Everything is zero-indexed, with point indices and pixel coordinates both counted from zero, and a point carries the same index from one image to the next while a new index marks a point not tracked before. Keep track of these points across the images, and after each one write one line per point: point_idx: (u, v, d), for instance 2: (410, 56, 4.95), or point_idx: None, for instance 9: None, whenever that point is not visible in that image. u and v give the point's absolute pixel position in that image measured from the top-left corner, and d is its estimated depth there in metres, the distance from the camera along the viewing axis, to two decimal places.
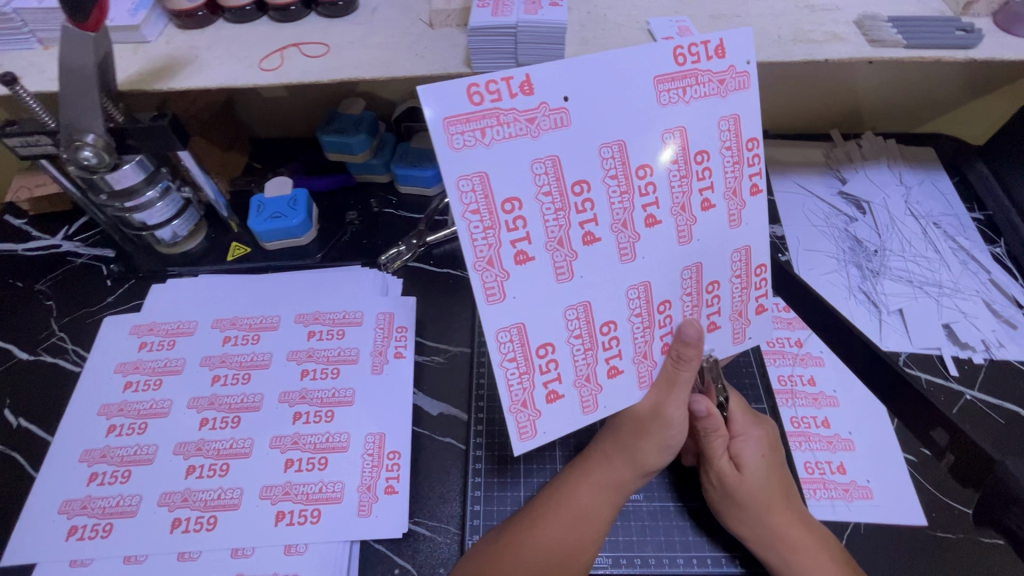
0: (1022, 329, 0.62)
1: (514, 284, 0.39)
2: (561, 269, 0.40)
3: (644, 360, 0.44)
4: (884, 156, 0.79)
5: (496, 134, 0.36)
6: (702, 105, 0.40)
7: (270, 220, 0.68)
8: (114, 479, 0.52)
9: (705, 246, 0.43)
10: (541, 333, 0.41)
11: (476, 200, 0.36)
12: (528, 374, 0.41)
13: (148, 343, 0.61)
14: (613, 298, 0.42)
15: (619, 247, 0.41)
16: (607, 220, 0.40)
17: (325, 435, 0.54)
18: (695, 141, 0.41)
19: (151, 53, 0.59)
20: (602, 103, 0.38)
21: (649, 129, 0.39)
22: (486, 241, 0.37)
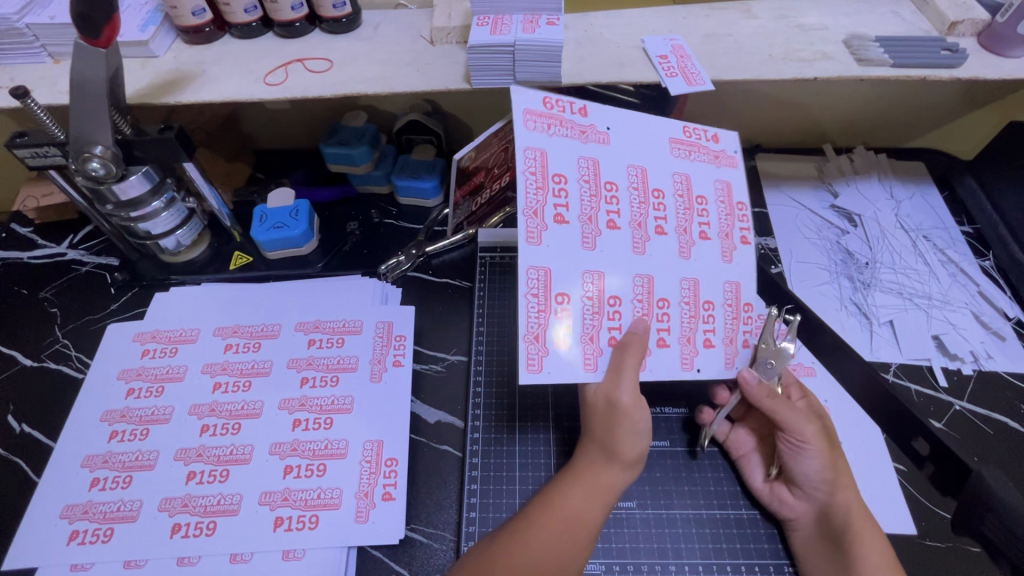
0: (1010, 341, 0.64)
1: (553, 236, 0.47)
2: (588, 241, 0.48)
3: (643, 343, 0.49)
4: (875, 171, 0.81)
5: (555, 131, 0.49)
6: (703, 168, 0.53)
7: (273, 229, 0.69)
8: (115, 484, 0.52)
9: (700, 266, 0.51)
10: (559, 279, 0.47)
11: (535, 166, 0.47)
12: (545, 314, 0.47)
13: (151, 350, 0.62)
14: (621, 277, 0.49)
15: (635, 241, 0.50)
16: (627, 217, 0.50)
17: (324, 442, 0.55)
18: (698, 188, 0.52)
19: (159, 67, 0.60)
20: (635, 141, 0.51)
21: (662, 167, 0.51)
22: (536, 199, 0.47)
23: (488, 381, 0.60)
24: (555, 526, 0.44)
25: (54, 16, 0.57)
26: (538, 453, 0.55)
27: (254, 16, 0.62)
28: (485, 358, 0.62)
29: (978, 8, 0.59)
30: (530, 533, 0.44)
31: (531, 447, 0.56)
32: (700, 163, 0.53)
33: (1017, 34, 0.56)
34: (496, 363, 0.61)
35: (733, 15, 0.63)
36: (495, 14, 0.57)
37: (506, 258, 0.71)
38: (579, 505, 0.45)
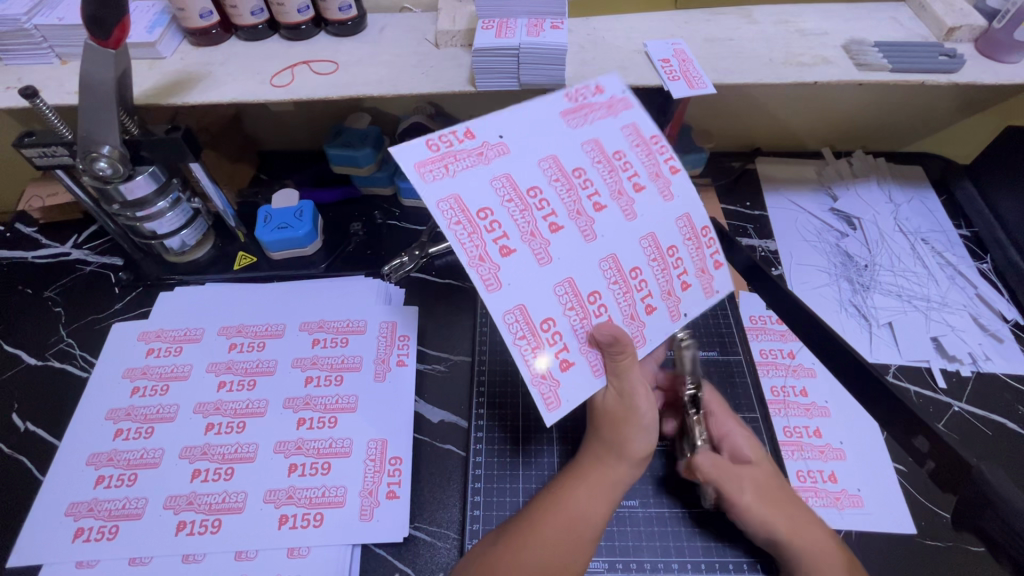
0: (1008, 343, 0.64)
1: (508, 272, 0.41)
2: (587, 232, 0.44)
3: (632, 321, 0.45)
4: (874, 174, 0.82)
5: (457, 167, 0.42)
6: (606, 121, 0.47)
7: (277, 230, 0.70)
8: (121, 482, 0.53)
9: (652, 218, 0.46)
10: (541, 309, 0.42)
11: (455, 214, 0.41)
12: (550, 344, 0.42)
13: (156, 349, 0.62)
14: (630, 248, 0.45)
15: (623, 210, 0.45)
16: (563, 211, 0.44)
17: (328, 440, 0.55)
18: (611, 143, 0.46)
19: (166, 69, 0.61)
20: (535, 128, 0.45)
21: (608, 128, 0.46)
22: (487, 242, 0.41)
23: (492, 381, 0.60)
24: (560, 524, 0.44)
25: (62, 17, 0.57)
26: (541, 452, 0.56)
27: (260, 18, 0.62)
28: (488, 358, 0.62)
29: (976, 15, 0.60)
30: (535, 530, 0.44)
31: (534, 447, 0.56)
32: (600, 120, 0.47)
33: (1014, 40, 0.57)
34: (499, 363, 0.62)
35: (734, 20, 0.63)
36: (499, 17, 0.57)
37: None
38: (584, 504, 0.45)
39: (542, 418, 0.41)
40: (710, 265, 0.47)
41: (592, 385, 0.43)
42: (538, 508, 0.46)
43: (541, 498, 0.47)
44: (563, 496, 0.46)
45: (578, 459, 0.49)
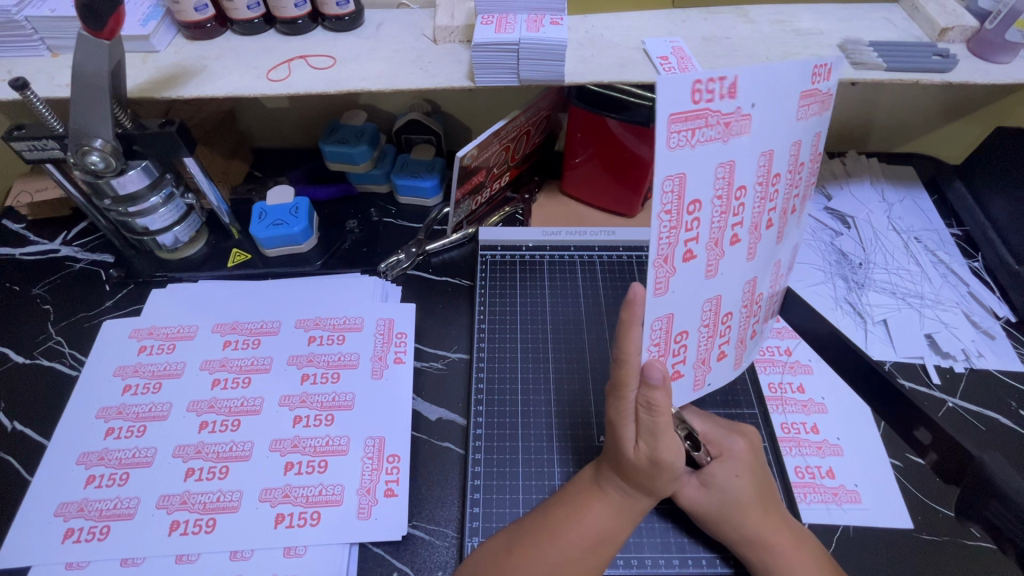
0: (1000, 339, 0.65)
1: (680, 278, 0.37)
2: (751, 250, 0.40)
3: (741, 343, 0.46)
4: (867, 174, 0.82)
5: (702, 136, 0.32)
6: (822, 119, 0.38)
7: (272, 227, 0.69)
8: (112, 482, 0.51)
9: (786, 245, 0.43)
10: (684, 321, 0.40)
11: (673, 202, 0.33)
12: (677, 353, 0.41)
13: (148, 346, 0.61)
14: (765, 270, 0.43)
15: (778, 232, 0.42)
16: (747, 222, 0.38)
17: (325, 438, 0.54)
18: (808, 151, 0.38)
19: (160, 62, 0.60)
20: (779, 111, 0.34)
21: (813, 132, 0.38)
22: (677, 244, 0.35)
23: (491, 380, 0.60)
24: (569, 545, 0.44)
25: (54, 9, 0.56)
26: (543, 449, 0.55)
27: (256, 12, 0.62)
28: (488, 357, 0.62)
29: (967, 16, 0.61)
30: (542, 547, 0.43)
31: (535, 445, 0.56)
32: (820, 119, 0.37)
33: (1006, 41, 0.58)
34: (498, 358, 0.62)
35: (730, 19, 0.64)
36: (499, 13, 0.57)
37: (507, 257, 0.71)
38: (593, 525, 0.45)
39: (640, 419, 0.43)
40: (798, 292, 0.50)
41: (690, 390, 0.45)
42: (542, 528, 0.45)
43: (558, 508, 0.46)
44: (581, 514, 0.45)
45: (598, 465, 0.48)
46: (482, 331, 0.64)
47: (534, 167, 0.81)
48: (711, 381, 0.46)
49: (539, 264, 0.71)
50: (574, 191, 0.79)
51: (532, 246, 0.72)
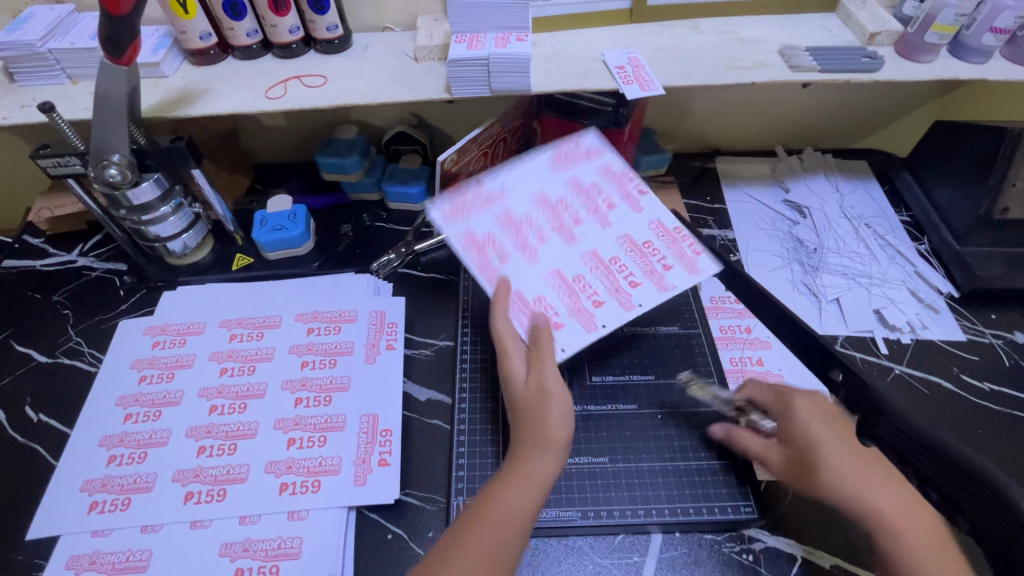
0: (943, 313, 0.71)
1: (510, 270, 0.57)
2: (569, 238, 0.59)
3: (619, 292, 0.56)
4: (821, 168, 0.89)
5: (475, 196, 0.60)
6: (592, 162, 0.64)
7: (273, 231, 0.75)
8: (131, 460, 0.57)
9: (622, 225, 0.60)
10: (532, 289, 0.56)
11: (468, 235, 0.58)
12: (583, 294, 0.56)
13: (161, 341, 0.67)
14: (608, 246, 0.59)
15: (600, 221, 0.60)
16: (551, 228, 0.60)
17: (324, 416, 0.60)
18: (588, 177, 0.63)
19: (169, 86, 0.67)
20: (523, 169, 0.62)
21: (596, 160, 0.64)
22: (500, 248, 0.58)
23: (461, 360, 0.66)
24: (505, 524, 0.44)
25: (75, 42, 0.63)
26: None
27: (255, 39, 0.69)
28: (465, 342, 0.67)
29: (893, 22, 0.68)
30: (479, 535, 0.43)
31: None
32: (586, 160, 0.64)
33: (925, 42, 0.65)
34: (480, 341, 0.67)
35: (683, 31, 0.71)
36: (471, 32, 0.64)
37: None
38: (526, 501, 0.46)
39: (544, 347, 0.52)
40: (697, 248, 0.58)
41: (625, 309, 0.55)
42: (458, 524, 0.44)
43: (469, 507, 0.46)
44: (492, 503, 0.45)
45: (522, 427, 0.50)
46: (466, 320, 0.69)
47: None
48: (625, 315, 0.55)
49: None
50: None
51: None
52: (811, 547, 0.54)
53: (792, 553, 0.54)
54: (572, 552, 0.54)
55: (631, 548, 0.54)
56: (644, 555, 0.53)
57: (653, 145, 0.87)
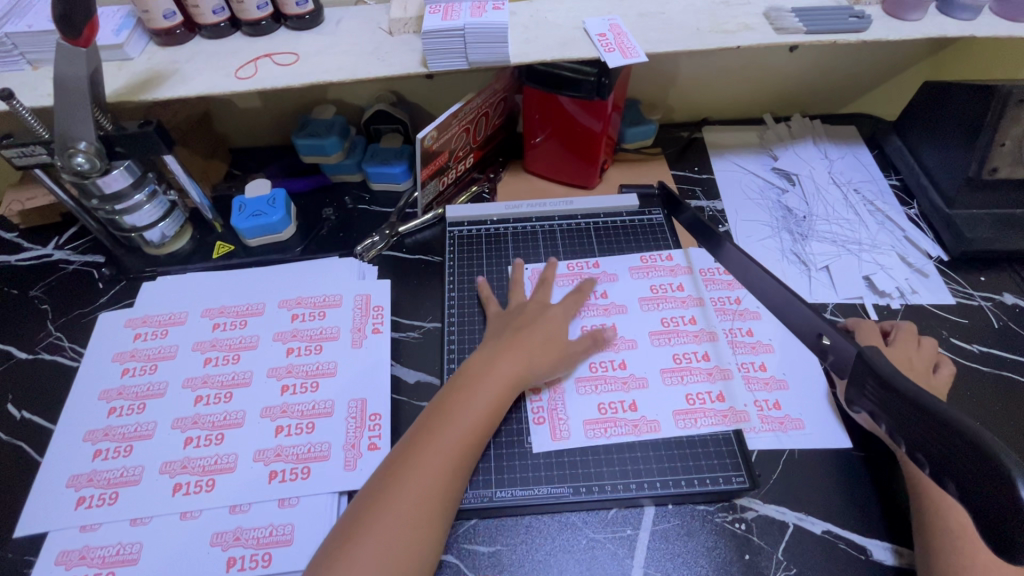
0: (932, 277, 0.71)
1: (572, 424, 0.58)
2: (616, 327, 0.66)
3: (679, 368, 0.62)
4: (810, 135, 0.88)
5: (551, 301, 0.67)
6: (605, 263, 0.72)
7: (252, 217, 0.73)
8: (117, 453, 0.56)
9: (629, 297, 0.68)
10: (590, 408, 0.59)
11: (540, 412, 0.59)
12: (694, 362, 0.63)
13: (142, 333, 0.65)
14: (641, 321, 0.66)
15: (618, 309, 0.67)
16: (589, 321, 0.66)
17: (311, 402, 0.59)
18: (604, 267, 0.72)
19: (135, 69, 0.64)
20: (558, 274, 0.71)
21: (616, 287, 0.69)
22: (625, 418, 0.58)
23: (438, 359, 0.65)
24: (464, 435, 0.51)
25: (32, 24, 0.60)
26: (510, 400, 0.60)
27: (222, 16, 0.66)
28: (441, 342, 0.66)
29: None
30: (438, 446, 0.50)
31: None
32: (606, 283, 0.70)
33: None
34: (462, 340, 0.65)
35: None
36: (446, 2, 0.62)
37: (473, 231, 0.76)
38: (479, 412, 0.53)
39: (550, 444, 0.57)
40: (699, 298, 0.68)
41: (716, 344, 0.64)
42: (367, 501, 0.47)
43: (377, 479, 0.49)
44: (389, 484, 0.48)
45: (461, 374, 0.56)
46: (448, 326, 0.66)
47: (498, 148, 0.85)
48: (723, 358, 0.63)
49: (504, 236, 0.75)
50: (537, 168, 0.84)
51: (496, 220, 0.77)
52: (803, 514, 0.54)
53: (784, 521, 0.54)
54: (565, 528, 0.54)
55: (623, 522, 0.54)
56: (637, 529, 0.54)
57: (638, 116, 0.85)
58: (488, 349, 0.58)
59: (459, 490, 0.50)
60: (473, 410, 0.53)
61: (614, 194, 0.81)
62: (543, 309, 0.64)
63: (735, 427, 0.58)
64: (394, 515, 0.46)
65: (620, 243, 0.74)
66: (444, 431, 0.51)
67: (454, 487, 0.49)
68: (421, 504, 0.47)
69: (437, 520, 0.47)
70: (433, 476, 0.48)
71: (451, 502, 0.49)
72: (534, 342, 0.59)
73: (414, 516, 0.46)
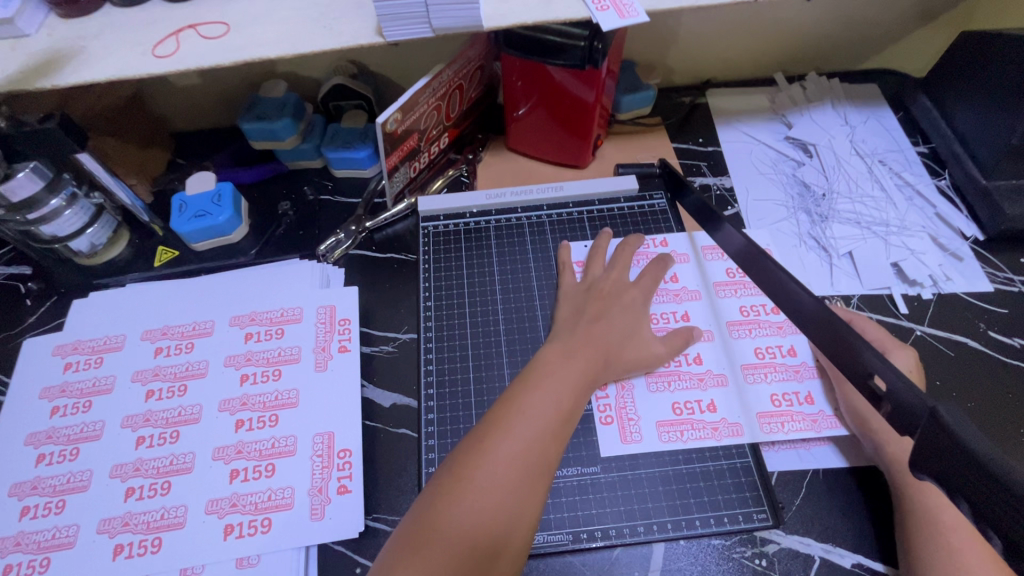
0: (968, 261, 0.63)
1: (644, 427, 0.52)
2: (684, 316, 0.59)
3: (760, 364, 0.56)
4: (828, 96, 0.78)
5: None
6: (675, 242, 0.64)
7: (195, 219, 0.64)
8: (48, 511, 0.49)
9: (702, 283, 0.61)
10: (662, 408, 0.53)
11: (610, 410, 0.53)
12: (778, 358, 0.56)
13: (74, 363, 0.57)
14: (707, 311, 0.59)
15: (690, 296, 0.60)
16: (664, 308, 0.59)
17: (270, 440, 0.52)
18: (675, 246, 0.64)
19: (30, 48, 0.53)
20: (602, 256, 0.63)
21: (691, 271, 0.62)
22: (704, 420, 0.53)
23: (464, 353, 0.57)
24: (529, 444, 0.44)
25: None
26: None
27: None
28: (470, 334, 0.59)
29: None
30: (497, 456, 0.43)
31: None
32: (682, 267, 0.62)
33: None
34: (518, 334, 0.58)
35: None
36: None
37: (450, 226, 0.67)
38: (545, 418, 0.45)
39: (619, 448, 0.51)
40: None
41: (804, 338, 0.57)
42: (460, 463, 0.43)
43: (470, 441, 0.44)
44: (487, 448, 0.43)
45: (525, 373, 0.49)
46: (493, 321, 0.59)
47: (476, 124, 0.75)
48: (811, 352, 0.56)
49: (486, 229, 0.66)
50: (522, 146, 0.73)
51: (476, 212, 0.68)
52: (829, 545, 0.48)
53: (809, 553, 0.48)
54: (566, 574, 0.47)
55: (628, 565, 0.47)
56: (645, 572, 0.47)
57: (636, 80, 0.75)
58: (564, 338, 0.52)
59: (534, 505, 0.42)
60: (535, 415, 0.45)
61: (610, 174, 0.71)
62: (615, 298, 0.56)
63: (830, 431, 0.52)
64: (490, 486, 0.41)
65: (617, 233, 0.65)
66: (506, 439, 0.43)
67: (550, 459, 0.44)
68: (486, 524, 0.40)
69: (523, 508, 0.42)
70: (496, 493, 0.41)
71: (520, 520, 0.42)
72: (610, 338, 0.53)
73: (475, 539, 0.40)
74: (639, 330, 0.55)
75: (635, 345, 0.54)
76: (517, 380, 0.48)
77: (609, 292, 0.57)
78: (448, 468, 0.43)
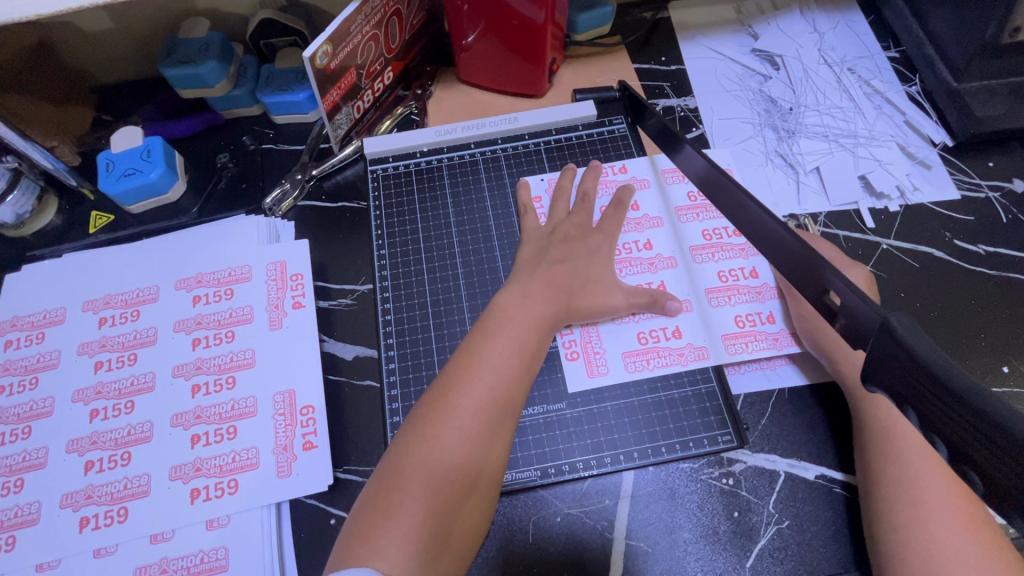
0: (935, 169, 0.62)
1: (609, 360, 0.52)
2: (646, 244, 0.57)
3: (725, 287, 0.55)
4: (796, 2, 0.73)
5: None
6: (636, 168, 0.62)
7: (125, 178, 0.59)
8: (6, 491, 0.48)
9: (664, 209, 0.59)
10: (628, 340, 0.53)
11: (576, 346, 0.52)
12: (741, 280, 0.55)
13: (14, 340, 0.54)
14: (670, 237, 0.58)
15: (652, 223, 0.58)
16: (626, 238, 0.58)
17: (229, 403, 0.50)
18: (636, 171, 0.62)
19: None
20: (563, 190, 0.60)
21: (652, 197, 0.60)
22: (670, 347, 0.52)
23: (423, 298, 0.56)
24: (493, 395, 0.43)
25: None
26: None
27: None
28: (428, 278, 0.57)
29: None
30: (478, 383, 0.43)
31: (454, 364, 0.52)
32: (643, 194, 0.60)
33: None
34: (476, 276, 0.57)
35: None
36: None
37: (401, 168, 0.63)
38: (507, 366, 0.44)
39: (585, 381, 0.51)
40: None
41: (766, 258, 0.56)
42: (439, 394, 0.43)
43: (448, 372, 0.44)
44: (467, 377, 0.43)
45: (485, 319, 0.47)
46: (450, 264, 0.57)
47: (423, 55, 0.69)
48: (773, 273, 0.55)
49: (438, 169, 0.63)
50: (472, 77, 0.68)
51: (427, 150, 0.64)
52: (794, 460, 0.49)
53: (774, 469, 0.48)
54: (538, 507, 0.48)
55: (599, 493, 0.48)
56: (616, 499, 0.48)
57: None
58: (523, 280, 0.50)
59: (500, 454, 0.42)
60: (497, 364, 0.44)
61: (568, 102, 0.67)
62: (576, 235, 0.55)
63: (791, 348, 0.52)
64: (471, 412, 0.42)
65: (576, 164, 0.62)
66: (469, 391, 0.42)
67: (525, 386, 0.45)
68: (455, 478, 0.40)
69: (502, 431, 0.42)
70: (478, 418, 0.42)
71: (487, 470, 0.41)
72: (570, 275, 0.51)
73: (443, 495, 0.39)
74: (600, 273, 0.53)
75: (598, 279, 0.52)
76: (477, 327, 0.47)
77: (570, 228, 0.55)
78: (429, 396, 0.43)
